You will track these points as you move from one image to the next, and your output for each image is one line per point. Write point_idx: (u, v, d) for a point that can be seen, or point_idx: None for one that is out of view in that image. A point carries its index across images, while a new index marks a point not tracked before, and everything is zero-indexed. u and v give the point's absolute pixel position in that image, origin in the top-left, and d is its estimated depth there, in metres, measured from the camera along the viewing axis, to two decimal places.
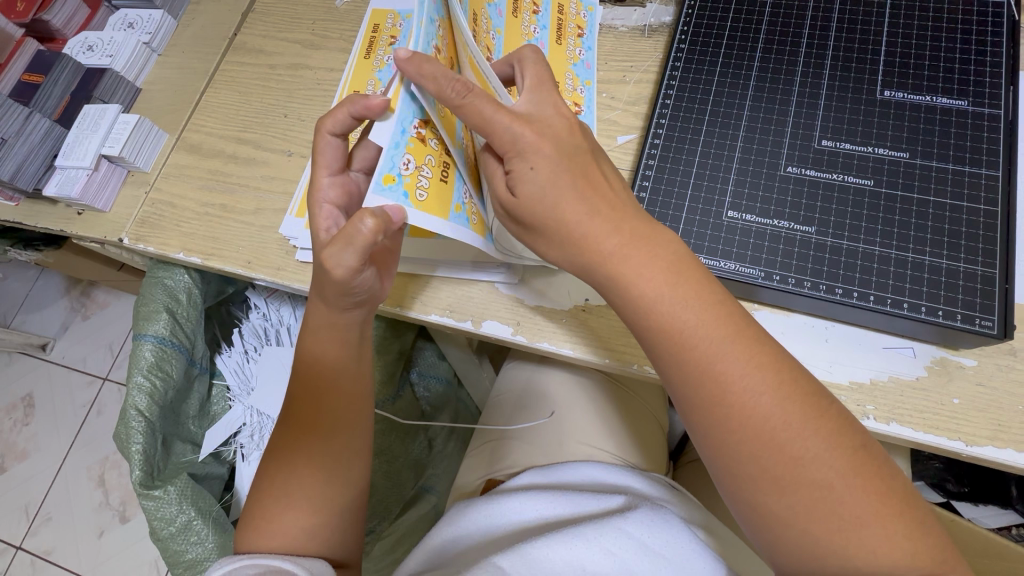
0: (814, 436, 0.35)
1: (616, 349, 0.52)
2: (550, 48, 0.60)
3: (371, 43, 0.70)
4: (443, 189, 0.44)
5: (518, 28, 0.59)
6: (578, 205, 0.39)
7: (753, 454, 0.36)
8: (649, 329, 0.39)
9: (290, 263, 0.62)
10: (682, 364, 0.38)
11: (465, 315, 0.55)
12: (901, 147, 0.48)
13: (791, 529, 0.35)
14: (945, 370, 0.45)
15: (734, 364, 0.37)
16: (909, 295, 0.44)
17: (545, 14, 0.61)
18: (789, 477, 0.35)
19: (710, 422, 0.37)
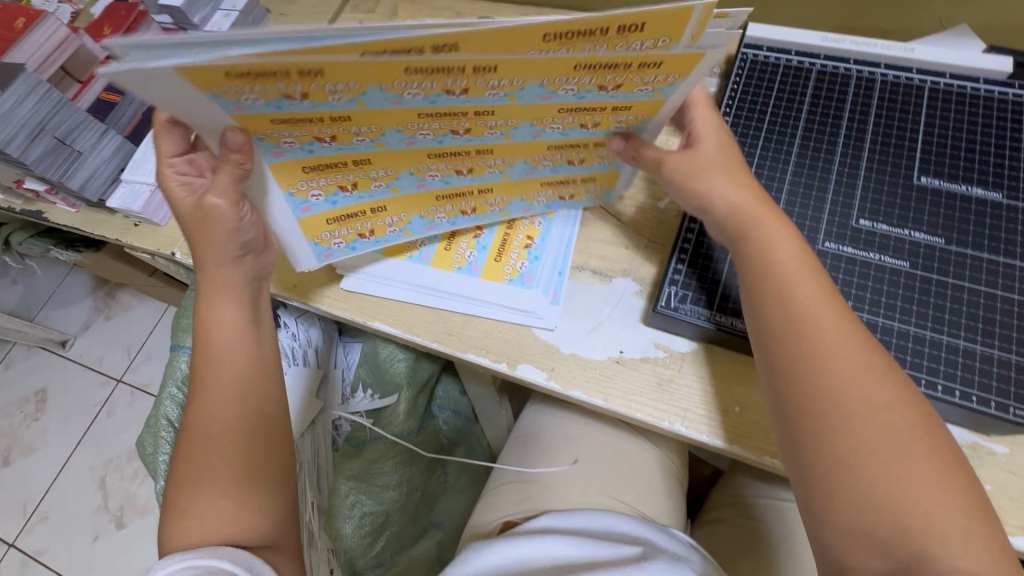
0: (900, 415, 0.38)
1: (649, 405, 0.53)
2: (529, 177, 0.55)
3: (434, 69, 0.38)
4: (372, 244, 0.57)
5: (541, 151, 0.51)
6: (730, 183, 0.46)
7: (832, 399, 0.38)
8: (764, 276, 0.44)
9: (333, 290, 0.63)
10: (783, 311, 0.42)
11: (501, 356, 0.57)
12: (938, 233, 0.50)
13: (850, 475, 0.37)
14: (976, 455, 0.46)
15: (838, 332, 0.40)
16: (944, 377, 0.46)
17: (591, 133, 0.49)
18: (861, 422, 0.38)
19: (800, 376, 0.40)
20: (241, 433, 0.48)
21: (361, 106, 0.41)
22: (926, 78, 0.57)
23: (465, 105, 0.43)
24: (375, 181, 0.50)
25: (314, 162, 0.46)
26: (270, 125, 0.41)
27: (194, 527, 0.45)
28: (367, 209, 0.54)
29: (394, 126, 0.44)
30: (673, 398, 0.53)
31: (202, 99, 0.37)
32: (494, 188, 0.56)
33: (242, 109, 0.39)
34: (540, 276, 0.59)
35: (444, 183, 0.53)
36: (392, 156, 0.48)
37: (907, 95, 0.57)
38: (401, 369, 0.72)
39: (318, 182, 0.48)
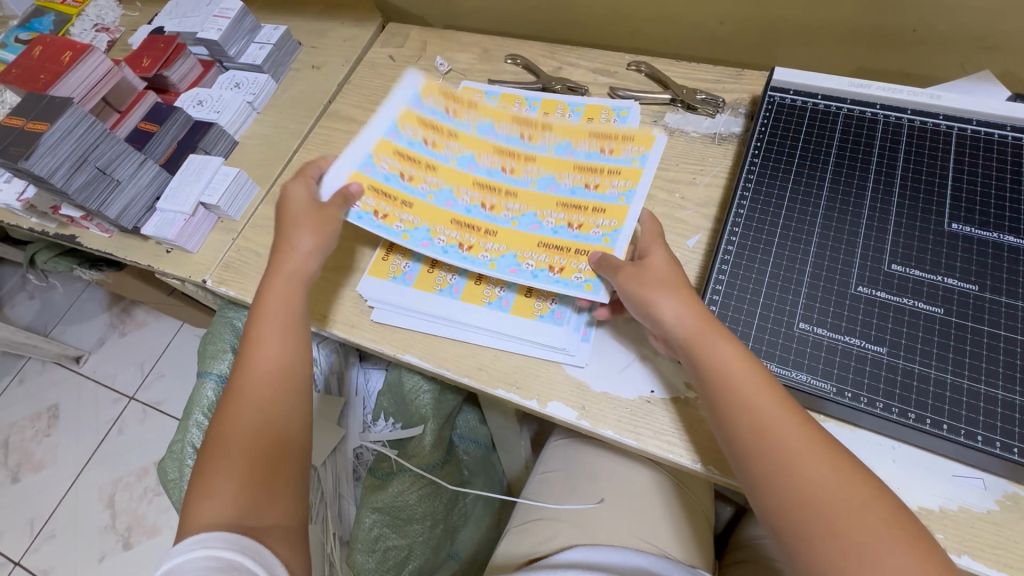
0: (865, 507, 0.40)
1: (681, 447, 0.52)
2: (550, 192, 0.65)
3: (524, 120, 0.70)
4: (430, 207, 0.66)
5: (550, 208, 0.64)
6: (680, 296, 0.51)
7: (809, 504, 0.41)
8: (719, 388, 0.46)
9: (364, 322, 0.64)
10: (743, 422, 0.45)
11: (531, 393, 0.57)
12: (971, 280, 0.51)
13: None
14: (1018, 507, 0.45)
15: (796, 436, 0.43)
16: (983, 427, 0.45)
17: (609, 158, 0.66)
18: (839, 524, 0.40)
19: (772, 483, 0.43)
20: (257, 431, 0.53)
21: (472, 131, 0.70)
22: (954, 124, 0.58)
23: (526, 147, 0.68)
24: (400, 221, 0.64)
25: (406, 151, 0.68)
26: (414, 123, 0.70)
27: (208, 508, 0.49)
28: (420, 169, 0.68)
29: (473, 150, 0.69)
30: (705, 439, 0.52)
31: (404, 97, 0.72)
32: (518, 193, 0.65)
33: (416, 108, 0.71)
34: (569, 314, 0.60)
35: (487, 174, 0.68)
36: (451, 173, 0.68)
37: (935, 141, 0.58)
38: (426, 401, 0.71)
39: (397, 161, 0.67)
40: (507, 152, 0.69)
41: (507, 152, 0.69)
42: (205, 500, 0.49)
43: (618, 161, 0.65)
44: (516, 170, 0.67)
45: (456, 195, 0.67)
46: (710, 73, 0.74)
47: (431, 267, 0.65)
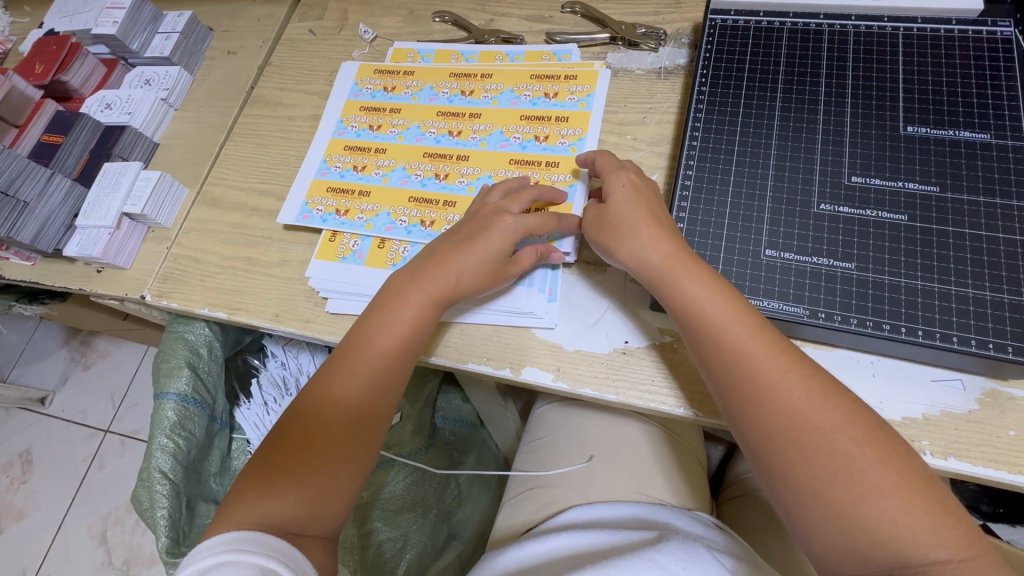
0: (845, 430, 0.39)
1: (662, 393, 0.51)
2: (501, 151, 0.63)
3: (462, 74, 0.68)
4: (385, 189, 0.65)
5: (504, 165, 0.62)
6: (642, 230, 0.49)
7: (785, 431, 0.40)
8: (692, 322, 0.45)
9: (320, 315, 0.61)
10: (716, 352, 0.44)
11: (503, 362, 0.54)
12: (931, 182, 0.49)
13: (820, 502, 0.38)
14: (997, 402, 0.45)
15: (772, 363, 0.42)
16: (957, 328, 0.45)
17: (554, 103, 0.64)
18: (814, 449, 0.39)
19: (751, 414, 0.42)
20: (347, 423, 0.50)
21: (412, 100, 0.69)
22: (898, 25, 0.56)
23: (468, 107, 0.66)
24: (362, 213, 0.64)
25: (355, 142, 0.68)
26: (356, 109, 0.70)
27: (267, 502, 0.47)
28: (374, 147, 0.67)
29: (418, 121, 0.67)
30: (685, 381, 0.51)
31: (344, 87, 0.72)
32: (469, 156, 0.64)
33: (358, 96, 0.71)
34: (530, 274, 0.57)
35: (436, 141, 0.66)
36: (399, 150, 0.66)
37: (880, 45, 0.56)
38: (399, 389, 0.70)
39: (346, 157, 0.67)
40: (448, 115, 0.66)
41: (448, 115, 0.66)
42: (260, 494, 0.47)
43: (563, 107, 0.63)
44: (460, 136, 0.65)
45: (408, 172, 0.65)
46: (648, 5, 0.71)
47: (381, 243, 0.62)
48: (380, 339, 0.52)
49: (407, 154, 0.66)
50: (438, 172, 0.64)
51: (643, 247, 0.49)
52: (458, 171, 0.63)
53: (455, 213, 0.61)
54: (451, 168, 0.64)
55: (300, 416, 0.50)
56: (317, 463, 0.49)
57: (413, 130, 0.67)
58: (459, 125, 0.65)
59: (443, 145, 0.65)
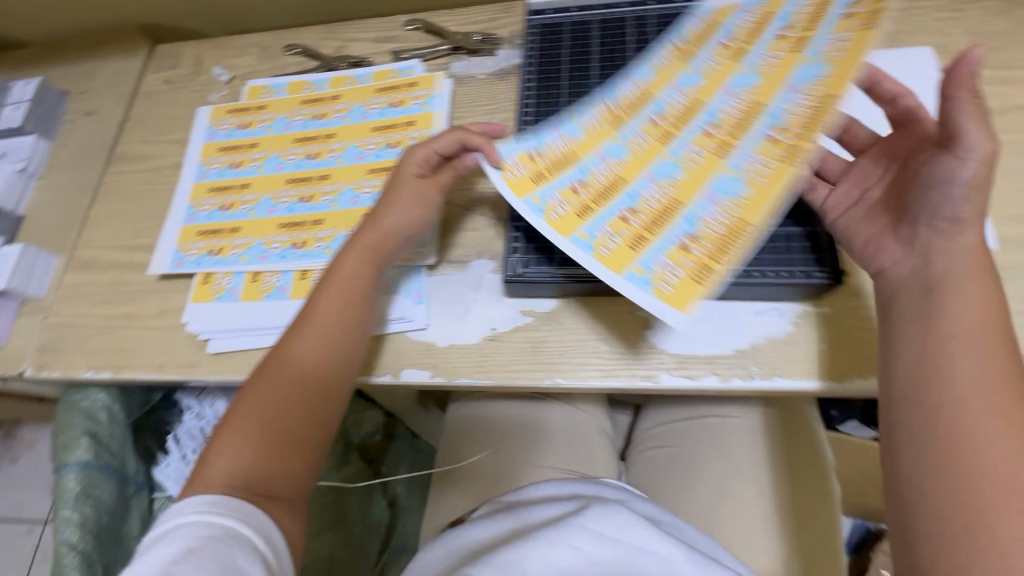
0: (1001, 421, 0.37)
1: (530, 370, 0.54)
2: (359, 163, 0.66)
3: (313, 101, 0.72)
4: (254, 221, 0.66)
5: (363, 176, 0.65)
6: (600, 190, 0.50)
7: (947, 437, 0.37)
8: (907, 301, 0.42)
9: (204, 357, 0.61)
10: (916, 322, 0.41)
11: (383, 369, 0.57)
12: None
13: (936, 511, 0.36)
14: (808, 322, 0.51)
15: (970, 372, 0.38)
16: (757, 263, 0.49)
17: (401, 110, 0.68)
18: (967, 461, 0.36)
19: (912, 410, 0.40)
20: (299, 391, 0.51)
21: (269, 132, 0.71)
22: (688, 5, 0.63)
23: (323, 130, 0.70)
24: (235, 248, 0.64)
25: (218, 183, 0.69)
26: (216, 151, 0.72)
27: (224, 453, 0.48)
28: (237, 184, 0.68)
29: (277, 151, 0.70)
30: (548, 355, 0.55)
31: (203, 132, 0.74)
32: (330, 175, 0.66)
33: (214, 138, 0.73)
34: (399, 280, 0.60)
35: (298, 167, 0.68)
36: (263, 182, 0.68)
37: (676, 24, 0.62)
38: None
39: (211, 199, 0.68)
40: (306, 140, 0.69)
41: (306, 140, 0.70)
42: (223, 447, 0.49)
43: (409, 112, 0.68)
44: (320, 156, 0.68)
45: (275, 201, 0.66)
46: (483, 13, 0.75)
47: (254, 276, 0.63)
48: (328, 294, 0.53)
49: (271, 183, 0.68)
50: (302, 194, 0.66)
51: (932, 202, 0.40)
52: (323, 189, 0.66)
53: (324, 230, 0.63)
54: (316, 189, 0.66)
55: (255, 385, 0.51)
56: (273, 427, 0.50)
57: (273, 161, 0.69)
58: (315, 147, 0.69)
59: (305, 168, 0.68)
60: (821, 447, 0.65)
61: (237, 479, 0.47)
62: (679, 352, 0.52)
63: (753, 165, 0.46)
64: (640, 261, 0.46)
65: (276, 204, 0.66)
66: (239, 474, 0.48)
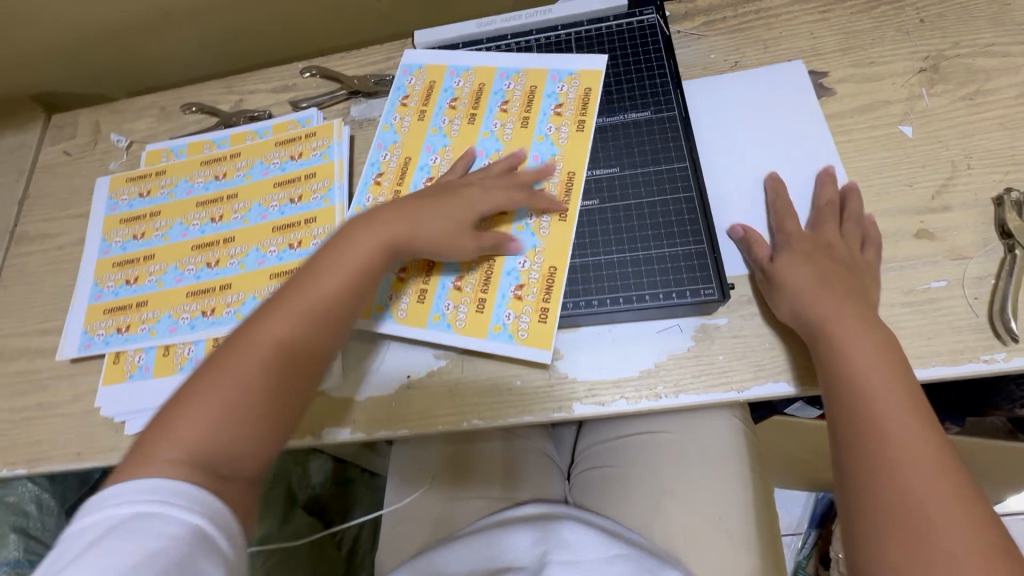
0: (909, 423, 0.42)
1: (447, 414, 0.55)
2: (264, 221, 0.66)
3: (213, 161, 0.71)
4: (161, 293, 0.64)
5: (268, 235, 0.65)
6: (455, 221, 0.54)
7: (874, 453, 0.41)
8: (815, 339, 0.48)
9: (122, 439, 0.60)
10: (823, 356, 0.47)
11: (303, 430, 0.56)
12: (612, 164, 0.58)
13: (890, 524, 0.38)
14: (707, 335, 0.53)
15: (880, 388, 0.43)
16: (649, 286, 0.53)
17: (302, 163, 0.68)
18: (894, 468, 0.40)
19: (846, 432, 0.43)
20: (277, 358, 0.45)
21: (171, 198, 0.70)
22: (570, 31, 0.65)
23: (225, 190, 0.69)
24: (144, 323, 0.63)
25: (123, 257, 0.68)
26: (118, 224, 0.70)
27: (163, 442, 0.40)
28: (143, 256, 0.67)
29: (180, 218, 0.68)
30: (464, 397, 0.55)
31: (105, 204, 0.72)
32: (236, 236, 0.66)
33: (115, 210, 0.71)
34: None
35: (203, 231, 0.67)
36: (168, 250, 0.67)
37: (558, 50, 0.64)
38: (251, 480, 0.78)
39: (116, 275, 0.67)
40: (209, 203, 0.68)
41: (208, 202, 0.69)
42: (167, 427, 0.41)
43: (309, 163, 0.67)
44: (224, 218, 0.67)
45: (181, 269, 0.65)
46: (379, 54, 0.75)
47: (166, 350, 0.62)
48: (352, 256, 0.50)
49: (176, 251, 0.66)
50: (209, 260, 0.65)
51: (793, 259, 0.51)
52: (229, 251, 0.65)
53: (233, 294, 0.62)
54: (222, 253, 0.65)
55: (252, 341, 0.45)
56: (225, 400, 0.42)
57: (177, 228, 0.68)
58: (217, 209, 0.68)
59: (210, 232, 0.67)
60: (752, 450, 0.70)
61: (193, 447, 0.40)
62: (590, 378, 0.53)
63: (526, 263, 0.55)
64: (492, 320, 0.54)
65: (183, 273, 0.65)
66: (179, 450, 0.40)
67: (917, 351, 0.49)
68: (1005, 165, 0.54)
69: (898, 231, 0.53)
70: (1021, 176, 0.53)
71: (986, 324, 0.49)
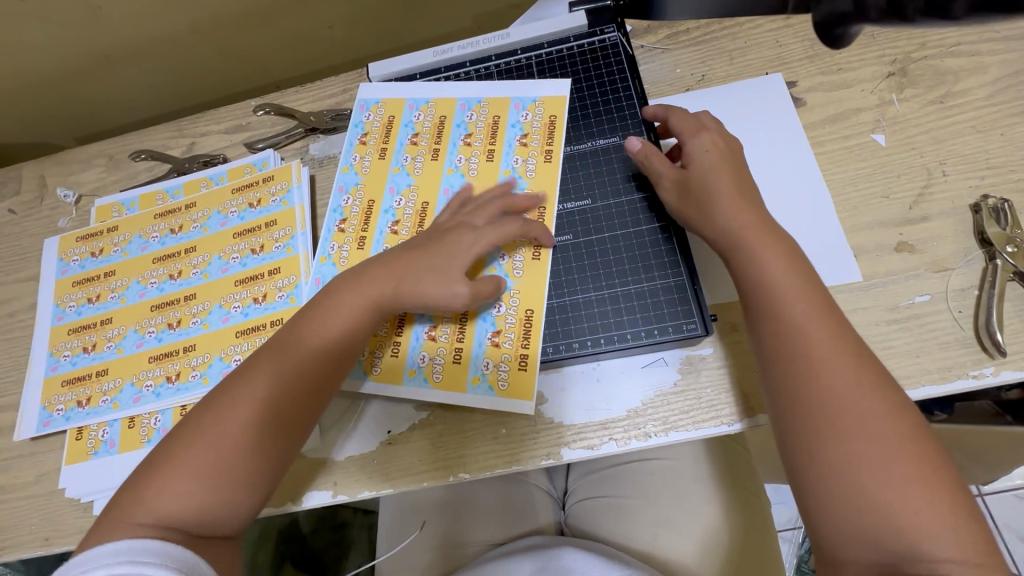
0: (857, 382, 0.39)
1: (430, 469, 0.52)
2: (225, 275, 0.63)
3: (166, 213, 0.67)
4: (121, 359, 0.61)
5: (230, 289, 0.61)
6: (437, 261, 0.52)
7: (817, 414, 0.38)
8: (754, 295, 0.44)
9: (91, 520, 0.56)
10: (759, 311, 0.43)
11: (282, 497, 0.53)
12: (584, 197, 0.57)
13: (841, 482, 0.37)
14: (693, 368, 0.51)
15: (822, 342, 0.40)
16: (629, 324, 0.52)
17: (260, 210, 0.64)
18: (845, 428, 0.37)
19: (789, 388, 0.40)
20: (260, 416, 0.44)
21: (126, 256, 0.66)
22: (529, 54, 0.64)
23: (182, 244, 0.65)
24: (105, 394, 0.60)
25: (79, 323, 0.64)
26: (71, 287, 0.67)
27: (157, 493, 0.40)
28: (99, 320, 0.64)
29: (137, 276, 0.65)
30: (448, 450, 0.53)
31: (55, 266, 0.68)
32: (197, 292, 0.62)
33: (67, 272, 0.67)
34: None
35: (161, 290, 0.64)
36: (126, 313, 0.63)
37: (519, 75, 0.63)
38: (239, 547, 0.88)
39: (72, 342, 0.63)
40: (166, 258, 0.65)
41: (165, 257, 0.65)
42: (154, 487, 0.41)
43: (269, 209, 0.64)
44: (183, 274, 0.64)
45: (141, 332, 0.62)
46: (334, 87, 0.72)
47: (131, 421, 0.59)
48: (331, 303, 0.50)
49: (134, 313, 0.63)
50: (169, 320, 0.62)
51: (716, 205, 0.48)
52: (191, 309, 0.62)
53: (197, 356, 0.59)
54: (183, 311, 0.62)
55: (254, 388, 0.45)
56: (214, 451, 0.42)
57: (134, 288, 0.64)
58: (174, 265, 0.64)
59: (168, 290, 0.63)
60: (750, 475, 0.68)
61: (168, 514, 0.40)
62: (577, 421, 0.52)
63: (500, 310, 0.53)
64: (470, 371, 0.52)
65: (142, 336, 0.62)
66: (172, 505, 0.40)
67: (907, 371, 0.48)
68: (979, 170, 0.53)
69: (879, 245, 0.52)
70: (996, 181, 0.52)
71: (973, 338, 0.48)
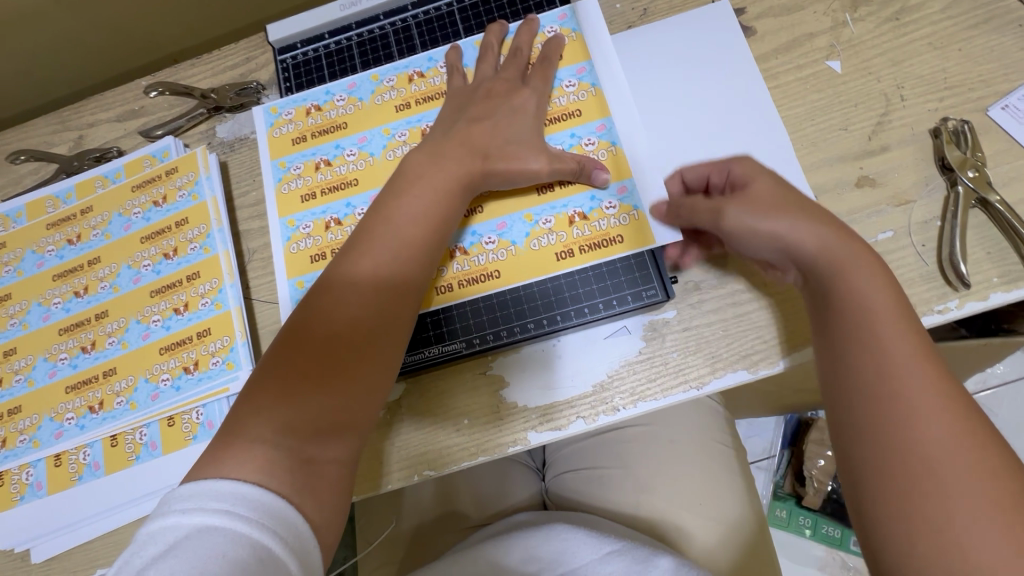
0: (927, 378, 0.33)
1: (392, 471, 0.49)
2: (139, 286, 0.56)
3: (61, 221, 0.59)
4: (33, 393, 0.55)
5: (147, 301, 0.55)
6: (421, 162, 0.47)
7: (878, 415, 0.34)
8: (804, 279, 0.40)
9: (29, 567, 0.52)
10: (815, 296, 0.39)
11: None
12: None
13: (895, 493, 0.32)
14: (657, 333, 0.49)
15: (896, 335, 0.35)
16: (586, 298, 0.49)
17: (168, 209, 0.57)
18: (908, 433, 0.32)
19: (850, 390, 0.36)
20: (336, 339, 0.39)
21: (21, 275, 0.59)
22: (451, 1, 0.58)
23: (85, 255, 0.58)
24: (22, 434, 0.54)
25: None
26: None
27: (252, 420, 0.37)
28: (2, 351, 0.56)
29: (37, 298, 0.57)
30: (410, 452, 0.49)
31: None
32: (109, 309, 0.56)
33: None
34: (220, 416, 0.51)
35: (68, 310, 0.56)
36: (31, 341, 0.56)
37: (442, 25, 0.58)
38: None
39: None
40: (67, 273, 0.57)
41: (67, 273, 0.57)
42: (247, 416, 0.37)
43: (178, 205, 0.57)
44: (89, 290, 0.56)
45: (52, 360, 0.55)
46: (237, 54, 0.63)
47: (57, 459, 0.53)
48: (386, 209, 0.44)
49: (40, 340, 0.56)
50: (83, 344, 0.55)
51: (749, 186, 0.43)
52: (105, 328, 0.55)
53: (120, 380, 0.53)
54: (95, 332, 0.55)
55: (315, 309, 0.41)
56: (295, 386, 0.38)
57: (37, 311, 0.57)
58: (78, 280, 0.57)
59: (76, 310, 0.56)
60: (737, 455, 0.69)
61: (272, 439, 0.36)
62: (544, 401, 0.49)
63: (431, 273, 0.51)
64: None
65: (54, 365, 0.55)
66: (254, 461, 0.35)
67: None
68: (938, 91, 0.50)
69: (839, 182, 0.49)
70: (956, 101, 0.50)
71: (936, 271, 0.46)
